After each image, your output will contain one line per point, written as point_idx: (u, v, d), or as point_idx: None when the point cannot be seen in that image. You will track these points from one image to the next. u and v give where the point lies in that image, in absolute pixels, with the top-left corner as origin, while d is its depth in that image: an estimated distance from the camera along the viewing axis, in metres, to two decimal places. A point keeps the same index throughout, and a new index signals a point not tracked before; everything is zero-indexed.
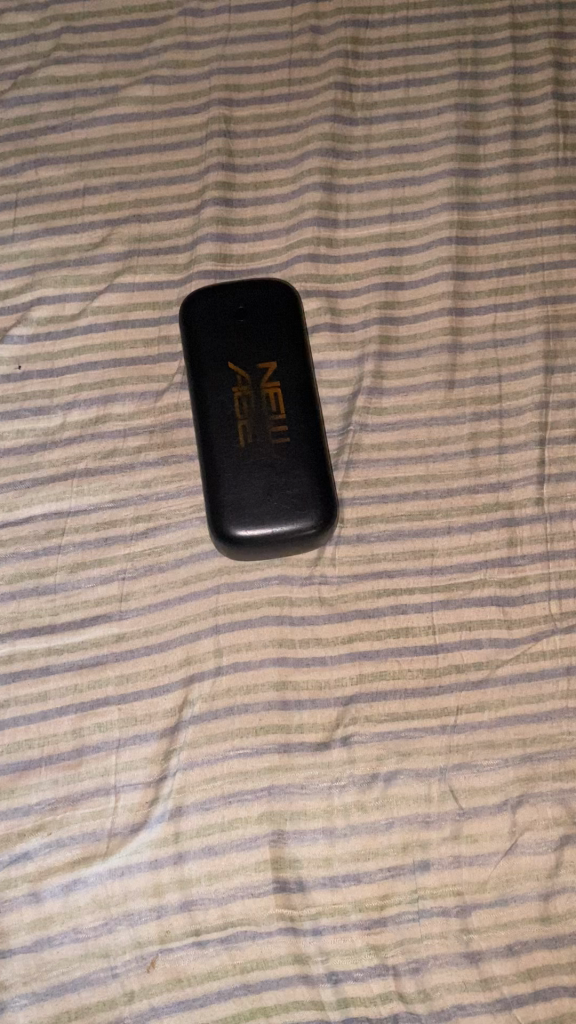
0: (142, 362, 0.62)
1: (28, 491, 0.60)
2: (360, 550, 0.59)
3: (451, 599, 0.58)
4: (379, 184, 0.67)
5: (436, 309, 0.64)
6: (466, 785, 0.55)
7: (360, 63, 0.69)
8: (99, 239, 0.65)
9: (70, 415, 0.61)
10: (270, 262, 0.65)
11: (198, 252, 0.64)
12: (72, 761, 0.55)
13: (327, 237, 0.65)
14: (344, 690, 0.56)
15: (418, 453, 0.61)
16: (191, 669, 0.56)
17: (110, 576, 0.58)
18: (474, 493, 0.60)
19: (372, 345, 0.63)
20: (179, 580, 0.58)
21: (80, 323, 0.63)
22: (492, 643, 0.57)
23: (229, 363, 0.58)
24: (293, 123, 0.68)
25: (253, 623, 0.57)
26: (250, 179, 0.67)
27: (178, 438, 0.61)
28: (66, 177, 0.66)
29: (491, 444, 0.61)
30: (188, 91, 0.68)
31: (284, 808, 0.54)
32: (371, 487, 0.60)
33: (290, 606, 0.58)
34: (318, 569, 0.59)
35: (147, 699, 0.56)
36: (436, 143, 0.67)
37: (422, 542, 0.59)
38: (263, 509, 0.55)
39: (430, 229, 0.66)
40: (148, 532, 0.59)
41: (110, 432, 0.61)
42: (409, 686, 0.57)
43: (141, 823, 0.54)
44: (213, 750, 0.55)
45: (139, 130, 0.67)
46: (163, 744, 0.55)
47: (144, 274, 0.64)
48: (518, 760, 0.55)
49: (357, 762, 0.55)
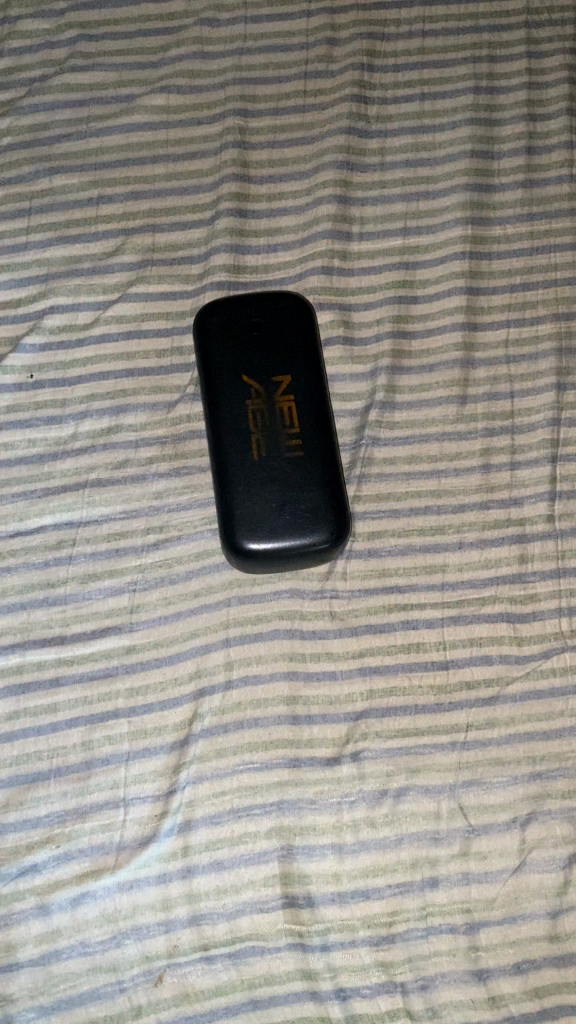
0: (154, 373, 0.62)
1: (39, 501, 0.59)
2: (372, 564, 0.59)
3: (462, 615, 0.58)
4: (393, 198, 0.67)
5: (449, 323, 0.64)
6: (475, 801, 0.55)
7: (376, 75, 0.69)
8: (113, 248, 0.65)
9: (82, 425, 0.61)
10: (283, 274, 0.65)
11: (212, 263, 0.64)
12: (81, 773, 0.54)
13: (341, 250, 0.65)
14: (354, 706, 0.56)
15: (430, 468, 0.61)
16: (201, 683, 0.56)
17: (121, 587, 0.58)
18: (485, 509, 0.60)
19: (384, 358, 0.63)
20: (190, 592, 0.58)
21: (92, 333, 0.63)
22: (502, 659, 0.57)
23: (242, 375, 0.58)
24: (308, 135, 0.68)
25: (264, 637, 0.57)
26: (264, 191, 0.67)
27: (191, 449, 0.61)
28: (80, 186, 0.66)
29: (503, 459, 0.61)
30: (203, 101, 0.68)
31: (294, 823, 0.54)
32: (383, 501, 0.60)
33: (301, 620, 0.58)
34: (330, 583, 0.58)
35: (157, 712, 0.56)
36: (451, 157, 0.68)
37: (433, 557, 0.59)
38: (277, 524, 0.55)
39: (444, 243, 0.66)
40: (159, 544, 0.59)
41: (122, 442, 0.61)
42: (419, 702, 0.56)
43: (150, 836, 0.54)
44: (223, 764, 0.55)
45: (154, 140, 0.67)
46: (173, 758, 0.55)
47: (157, 284, 0.64)
48: (527, 777, 0.55)
49: (366, 778, 0.55)
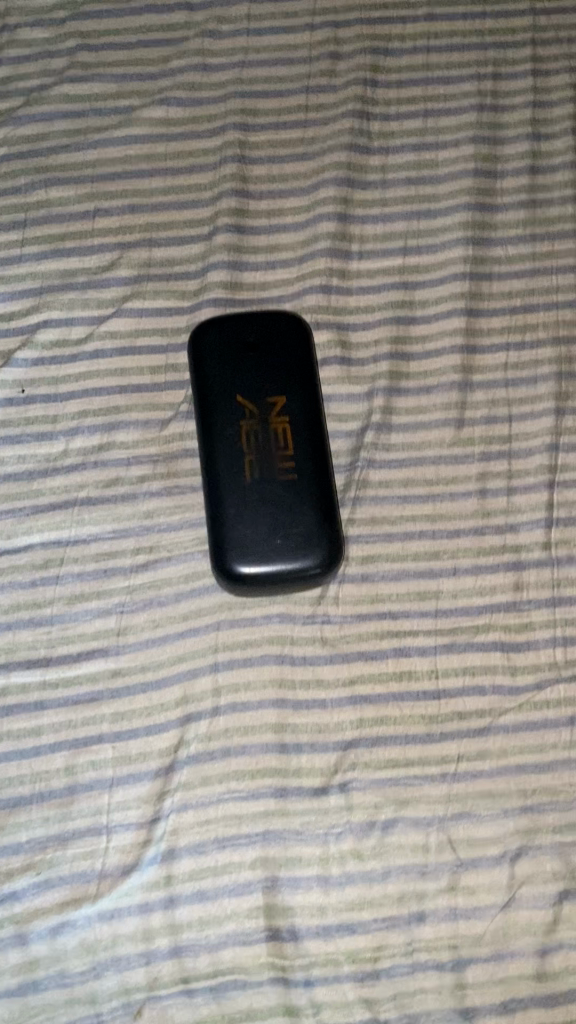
0: (147, 390, 0.61)
1: (28, 519, 0.58)
2: (364, 589, 0.58)
3: (455, 643, 0.57)
4: (394, 216, 0.66)
5: (448, 345, 0.63)
6: (464, 835, 0.54)
7: (379, 91, 0.68)
8: (109, 262, 0.64)
9: (73, 442, 0.60)
10: (280, 291, 0.64)
11: (209, 279, 0.63)
12: (64, 798, 0.54)
13: (339, 268, 0.64)
14: (343, 734, 0.55)
15: (426, 492, 0.60)
16: (188, 709, 0.55)
17: (108, 609, 0.57)
18: (481, 535, 0.59)
19: (382, 379, 0.62)
20: (179, 615, 0.57)
21: (86, 348, 0.62)
22: (495, 690, 0.56)
23: (237, 395, 0.57)
24: (308, 151, 0.67)
25: (253, 663, 0.56)
26: (263, 206, 0.66)
27: (183, 468, 0.60)
28: (77, 198, 0.65)
29: (500, 484, 0.60)
30: (203, 114, 0.67)
31: (279, 854, 0.53)
32: (377, 525, 0.59)
33: (291, 645, 0.57)
34: (321, 609, 0.57)
35: (142, 737, 0.55)
36: (453, 176, 0.67)
37: (427, 583, 0.58)
38: (268, 549, 0.54)
39: (444, 263, 0.65)
40: (148, 565, 0.58)
41: (113, 460, 0.60)
42: (409, 732, 0.55)
43: (133, 864, 0.53)
44: (208, 792, 0.54)
45: (153, 153, 0.66)
46: (157, 784, 0.54)
47: (153, 300, 0.63)
48: (518, 811, 0.55)
49: (354, 809, 0.54)
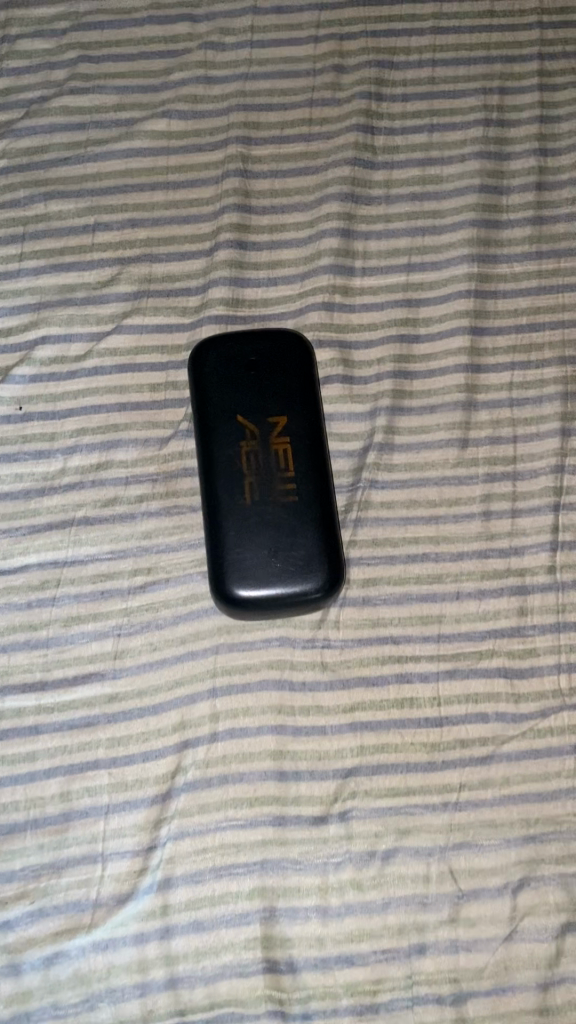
0: (147, 408, 0.60)
1: (24, 539, 0.58)
2: (366, 613, 0.57)
3: (458, 669, 0.56)
4: (398, 232, 0.65)
5: (452, 364, 0.62)
6: (466, 866, 0.53)
7: (384, 105, 0.67)
8: (108, 277, 0.63)
9: (70, 460, 0.59)
10: (282, 308, 0.63)
11: (210, 296, 0.62)
12: (58, 825, 0.53)
13: (343, 285, 0.63)
14: (343, 762, 0.54)
15: (429, 513, 0.59)
16: (185, 735, 0.54)
17: (105, 631, 0.56)
18: (485, 558, 0.58)
19: (385, 398, 0.61)
20: (177, 638, 0.56)
21: (85, 365, 0.61)
22: (498, 717, 0.55)
23: (237, 414, 0.56)
24: (312, 166, 0.66)
25: (252, 688, 0.55)
26: (266, 221, 0.65)
27: (182, 488, 0.59)
28: (77, 212, 0.64)
29: (504, 506, 0.59)
30: (205, 127, 0.66)
31: (278, 884, 0.52)
32: (379, 548, 0.58)
33: (291, 670, 0.56)
34: (321, 633, 0.56)
35: (138, 763, 0.54)
36: (458, 192, 0.66)
37: (429, 607, 0.57)
38: (268, 573, 0.53)
39: (449, 280, 0.64)
40: (146, 587, 0.57)
41: (111, 479, 0.59)
42: (411, 760, 0.54)
43: (128, 894, 0.52)
44: (205, 819, 0.53)
45: (154, 166, 0.65)
46: (154, 811, 0.53)
47: (153, 316, 0.62)
48: (520, 841, 0.54)
49: (354, 839, 0.53)
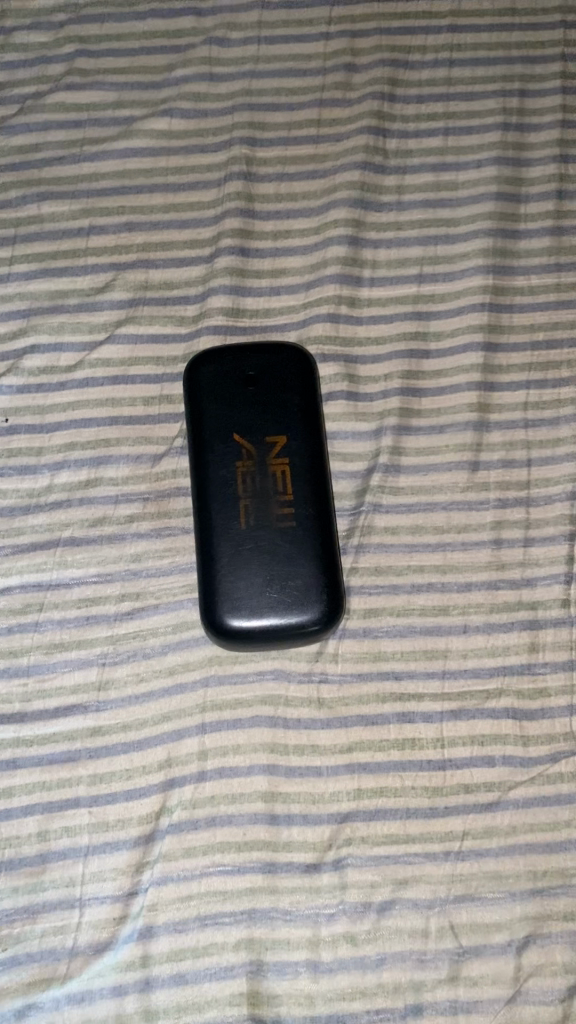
0: (139, 422, 0.57)
1: (6, 559, 0.54)
2: (366, 646, 0.54)
3: (463, 709, 0.53)
4: (409, 240, 0.61)
5: (464, 382, 0.59)
6: (467, 920, 0.50)
7: (397, 106, 0.64)
8: (103, 283, 0.60)
9: (58, 476, 0.56)
10: (285, 320, 0.60)
11: (209, 305, 0.59)
12: (34, 867, 0.50)
13: (349, 296, 0.60)
14: (339, 806, 0.51)
15: (436, 540, 0.56)
16: (171, 773, 0.51)
17: (89, 660, 0.53)
18: (494, 589, 0.55)
19: (391, 417, 0.58)
20: (165, 669, 0.53)
21: (75, 376, 0.58)
22: (505, 761, 0.52)
23: (234, 433, 0.53)
24: (319, 169, 0.63)
25: (243, 724, 0.52)
26: (270, 227, 0.61)
27: (175, 508, 0.56)
28: (71, 214, 0.61)
29: (516, 534, 0.56)
30: (208, 126, 0.63)
31: (266, 936, 0.49)
32: (382, 576, 0.55)
33: (285, 706, 0.52)
34: (319, 666, 0.53)
35: (121, 803, 0.51)
36: (474, 199, 0.62)
37: (434, 641, 0.54)
38: (263, 603, 0.50)
39: (462, 292, 0.60)
40: (134, 613, 0.54)
41: (100, 497, 0.56)
42: (410, 805, 0.51)
43: (107, 943, 0.48)
44: (191, 864, 0.50)
45: (153, 167, 0.62)
46: (136, 854, 0.50)
47: (148, 325, 0.59)
48: (526, 895, 0.50)
49: (349, 889, 0.50)
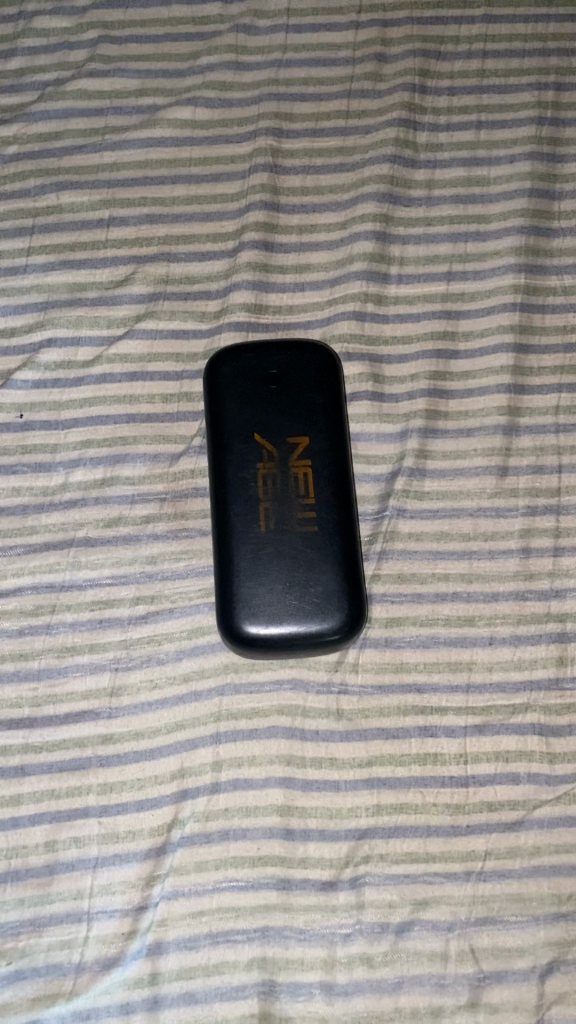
0: (157, 420, 0.55)
1: (18, 559, 0.53)
2: (388, 656, 0.52)
3: (487, 724, 0.51)
4: (439, 237, 0.59)
5: (493, 384, 0.57)
6: (488, 944, 0.48)
7: (428, 98, 0.62)
8: (122, 276, 0.58)
9: (73, 474, 0.54)
10: (309, 317, 0.58)
11: (231, 301, 0.57)
12: (42, 879, 0.48)
13: (375, 294, 0.58)
14: (357, 822, 0.49)
15: (462, 547, 0.54)
16: (184, 784, 0.49)
17: (101, 665, 0.51)
18: (521, 600, 0.53)
19: (417, 419, 0.56)
20: (179, 676, 0.51)
21: (92, 371, 0.56)
22: (530, 779, 0.50)
23: (254, 434, 0.51)
24: (347, 162, 0.61)
25: (259, 735, 0.50)
26: (295, 221, 0.60)
27: (192, 509, 0.54)
28: (91, 204, 0.59)
29: (545, 543, 0.54)
30: (233, 116, 0.61)
31: (279, 955, 0.47)
32: (405, 584, 0.53)
33: (303, 717, 0.51)
34: (338, 677, 0.51)
35: (132, 813, 0.49)
36: (506, 195, 0.60)
37: (459, 653, 0.52)
38: (282, 611, 0.48)
39: (493, 291, 0.58)
40: (148, 617, 0.52)
41: (116, 497, 0.54)
42: (431, 822, 0.49)
43: (115, 959, 0.47)
44: (203, 879, 0.48)
45: (176, 158, 0.60)
46: (146, 867, 0.48)
47: (168, 321, 0.57)
48: (550, 919, 0.48)
49: (366, 908, 0.48)
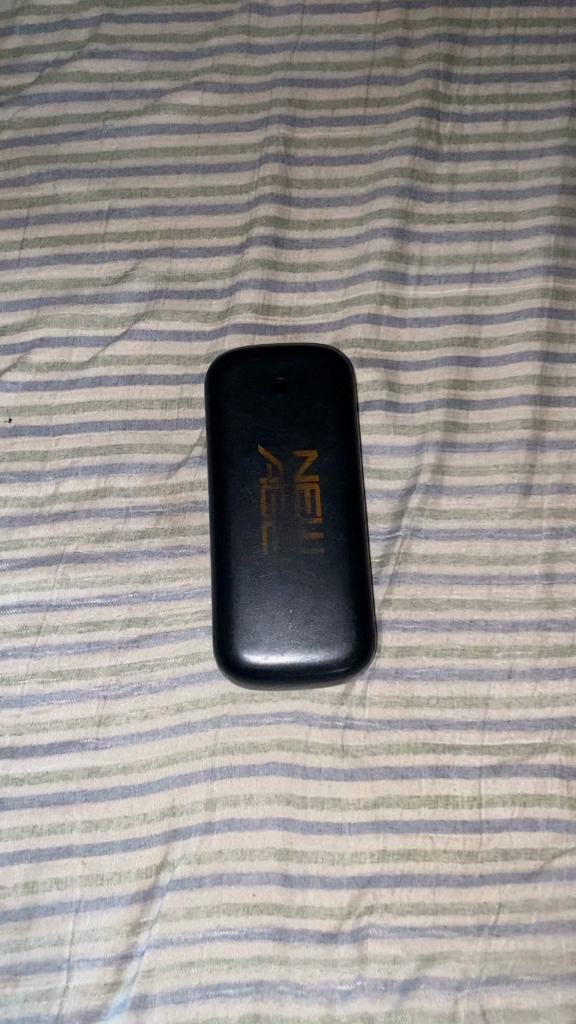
0: (155, 427, 0.52)
1: (3, 575, 0.49)
2: (398, 689, 0.48)
3: (504, 765, 0.47)
4: (462, 235, 0.55)
5: (517, 394, 0.53)
6: (501, 1005, 0.44)
7: (453, 86, 0.57)
8: (121, 272, 0.54)
9: (63, 484, 0.51)
10: (321, 320, 0.54)
11: (237, 301, 0.54)
12: (20, 922, 0.45)
13: (392, 295, 0.54)
14: (361, 869, 0.46)
15: (480, 572, 0.50)
16: (175, 823, 0.46)
17: (89, 692, 0.47)
18: (544, 630, 0.49)
19: (435, 431, 0.52)
20: (172, 705, 0.47)
21: (87, 374, 0.52)
22: (550, 826, 0.46)
23: (258, 447, 0.47)
24: (365, 154, 0.57)
25: (257, 771, 0.47)
26: (307, 216, 0.56)
27: (191, 525, 0.50)
28: (89, 195, 0.55)
29: (570, 569, 0.50)
30: (244, 102, 0.57)
31: (274, 1013, 0.44)
32: (418, 610, 0.49)
33: (304, 753, 0.47)
34: (344, 710, 0.48)
35: (118, 853, 0.45)
36: (534, 191, 0.56)
37: (474, 687, 0.48)
38: (284, 640, 0.45)
39: (518, 294, 0.54)
40: (140, 640, 0.48)
41: (109, 510, 0.50)
42: (441, 871, 0.46)
43: (96, 1012, 0.43)
44: (193, 927, 0.45)
45: (181, 146, 0.56)
46: (132, 913, 0.45)
47: (169, 321, 0.53)
48: (568, 979, 0.44)
49: (368, 963, 0.44)
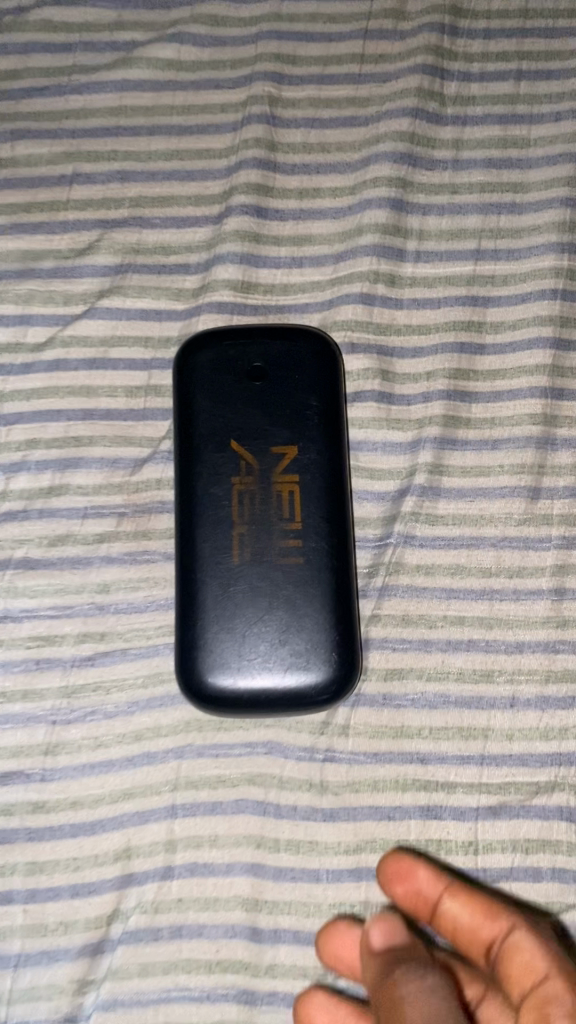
0: (119, 418, 0.46)
1: None
2: (386, 717, 0.42)
3: (505, 807, 0.41)
4: (466, 208, 0.49)
5: (526, 386, 0.47)
6: None
7: (460, 41, 0.51)
8: (85, 244, 0.48)
9: (14, 480, 0.45)
10: (307, 300, 0.48)
11: (214, 278, 0.48)
12: None
13: (388, 273, 0.48)
14: None
15: (481, 585, 0.44)
16: (130, 866, 0.40)
17: (37, 715, 0.42)
18: (551, 653, 0.43)
19: (432, 426, 0.46)
20: (130, 732, 0.42)
21: (44, 357, 0.47)
22: (554, 877, 0.41)
23: (230, 443, 0.42)
24: (360, 116, 0.51)
25: (225, 810, 0.41)
26: (294, 184, 0.50)
27: (156, 528, 0.45)
28: (51, 158, 0.50)
29: None
30: (225, 57, 0.51)
31: None
32: (410, 628, 0.43)
33: (278, 789, 0.41)
34: (324, 741, 0.42)
35: (64, 902, 0.40)
36: (548, 161, 0.50)
37: (472, 717, 0.42)
38: (254, 664, 0.39)
39: (529, 274, 0.48)
40: (96, 658, 0.43)
41: (64, 509, 0.45)
42: None
43: None
44: (147, 987, 0.39)
45: (155, 106, 0.51)
46: (78, 970, 0.39)
47: (137, 299, 0.48)
48: None
49: None
